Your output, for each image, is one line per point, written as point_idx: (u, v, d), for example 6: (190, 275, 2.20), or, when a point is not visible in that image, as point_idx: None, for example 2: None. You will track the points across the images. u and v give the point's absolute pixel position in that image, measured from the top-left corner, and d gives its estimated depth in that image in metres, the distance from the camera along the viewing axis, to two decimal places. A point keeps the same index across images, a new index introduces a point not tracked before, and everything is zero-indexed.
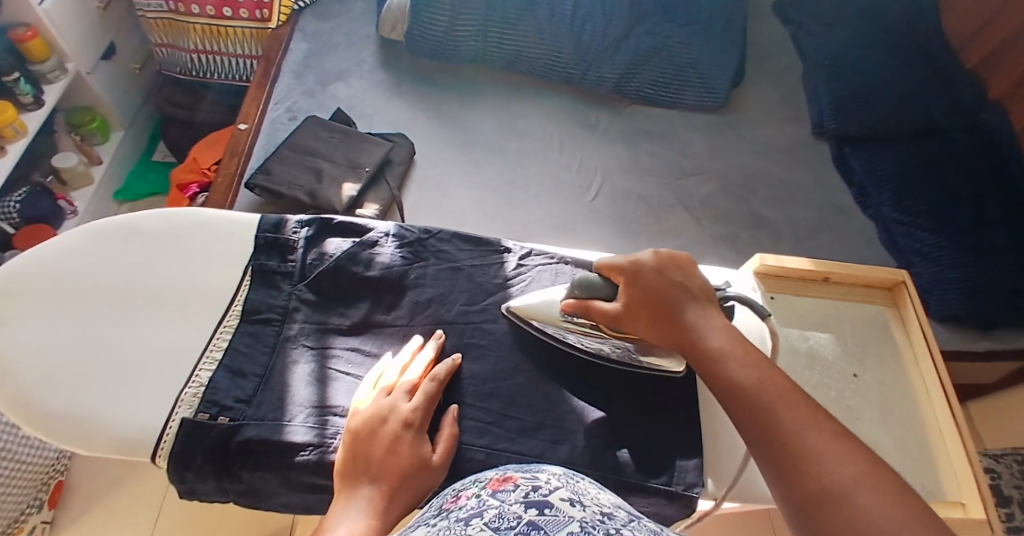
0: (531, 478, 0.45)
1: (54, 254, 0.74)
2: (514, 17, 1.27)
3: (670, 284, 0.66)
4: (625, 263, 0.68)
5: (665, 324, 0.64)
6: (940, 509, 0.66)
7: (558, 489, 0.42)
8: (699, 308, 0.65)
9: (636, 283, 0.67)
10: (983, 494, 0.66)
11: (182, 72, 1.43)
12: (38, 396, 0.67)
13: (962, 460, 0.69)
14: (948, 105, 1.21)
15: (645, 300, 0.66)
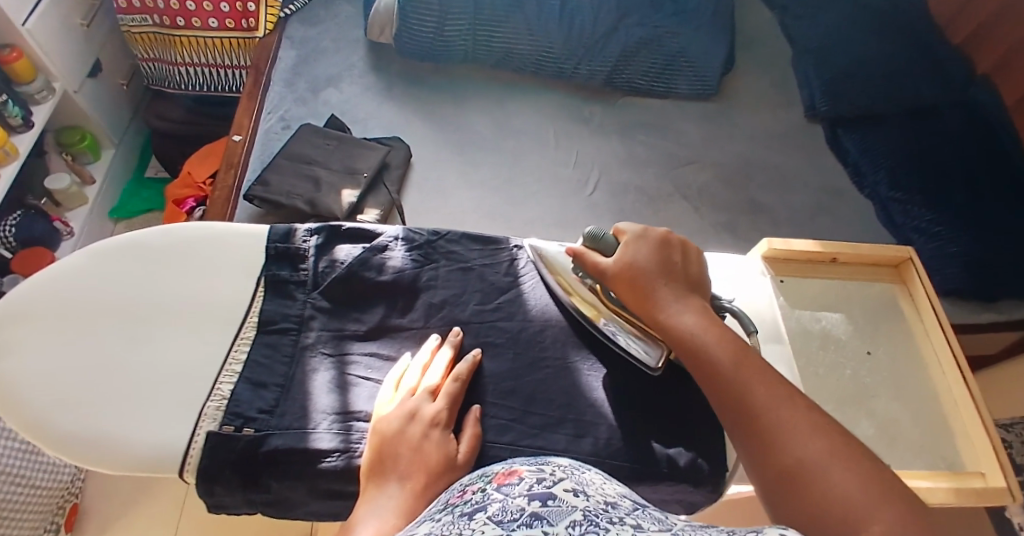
0: (536, 471, 0.45)
1: (61, 275, 0.73)
2: (501, 14, 1.26)
3: (662, 262, 0.68)
4: (633, 233, 0.71)
5: (640, 295, 0.67)
6: (960, 481, 0.68)
7: (562, 479, 0.43)
8: (678, 291, 0.67)
9: (626, 257, 0.69)
10: (1002, 463, 0.68)
11: (169, 85, 1.40)
12: (56, 422, 0.66)
13: (978, 430, 0.70)
14: (938, 81, 1.22)
15: (631, 271, 0.68)
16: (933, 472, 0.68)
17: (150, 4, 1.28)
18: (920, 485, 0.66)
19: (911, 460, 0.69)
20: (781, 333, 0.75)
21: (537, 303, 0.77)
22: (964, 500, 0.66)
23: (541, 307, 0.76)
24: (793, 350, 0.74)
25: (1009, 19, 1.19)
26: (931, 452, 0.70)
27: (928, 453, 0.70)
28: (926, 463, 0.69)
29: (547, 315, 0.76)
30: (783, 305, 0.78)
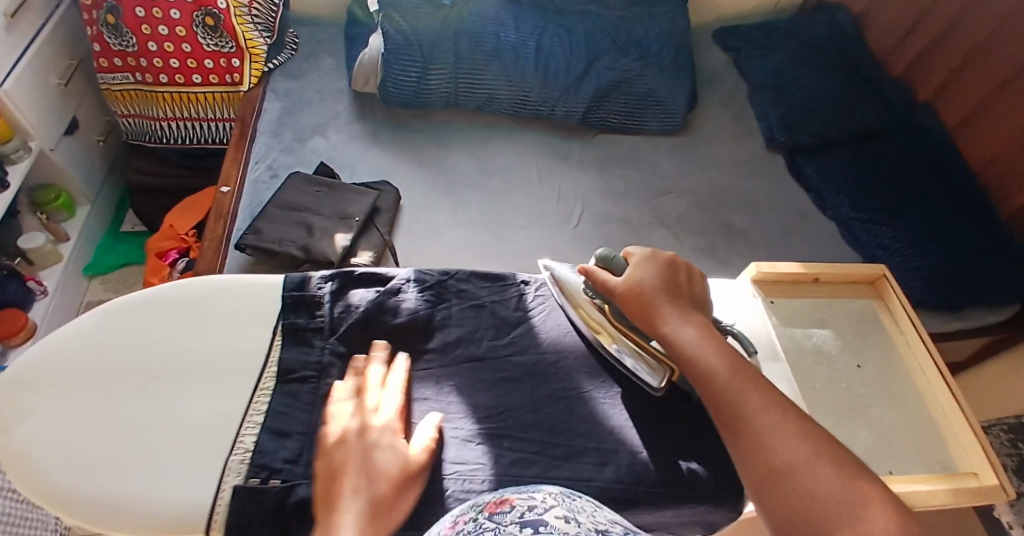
0: (527, 499, 0.55)
1: (77, 337, 0.74)
2: (482, 62, 1.32)
3: (666, 282, 0.73)
4: (640, 255, 0.75)
5: (646, 312, 0.70)
6: (955, 482, 0.73)
7: (551, 507, 0.53)
8: (682, 306, 0.71)
9: (633, 277, 0.73)
10: (993, 463, 0.73)
11: (151, 140, 1.41)
12: (77, 486, 0.65)
13: (966, 432, 0.76)
14: (888, 107, 1.32)
15: (637, 291, 0.72)
16: (930, 474, 0.73)
17: (133, 62, 1.30)
18: (919, 488, 0.71)
19: (910, 464, 0.74)
20: (777, 350, 0.79)
21: (546, 334, 0.79)
22: (960, 499, 0.72)
23: (552, 340, 0.79)
24: (789, 365, 0.79)
25: (942, 50, 1.26)
26: (928, 455, 0.75)
27: (927, 457, 0.75)
28: (925, 466, 0.74)
29: (559, 347, 0.79)
30: (776, 325, 0.83)
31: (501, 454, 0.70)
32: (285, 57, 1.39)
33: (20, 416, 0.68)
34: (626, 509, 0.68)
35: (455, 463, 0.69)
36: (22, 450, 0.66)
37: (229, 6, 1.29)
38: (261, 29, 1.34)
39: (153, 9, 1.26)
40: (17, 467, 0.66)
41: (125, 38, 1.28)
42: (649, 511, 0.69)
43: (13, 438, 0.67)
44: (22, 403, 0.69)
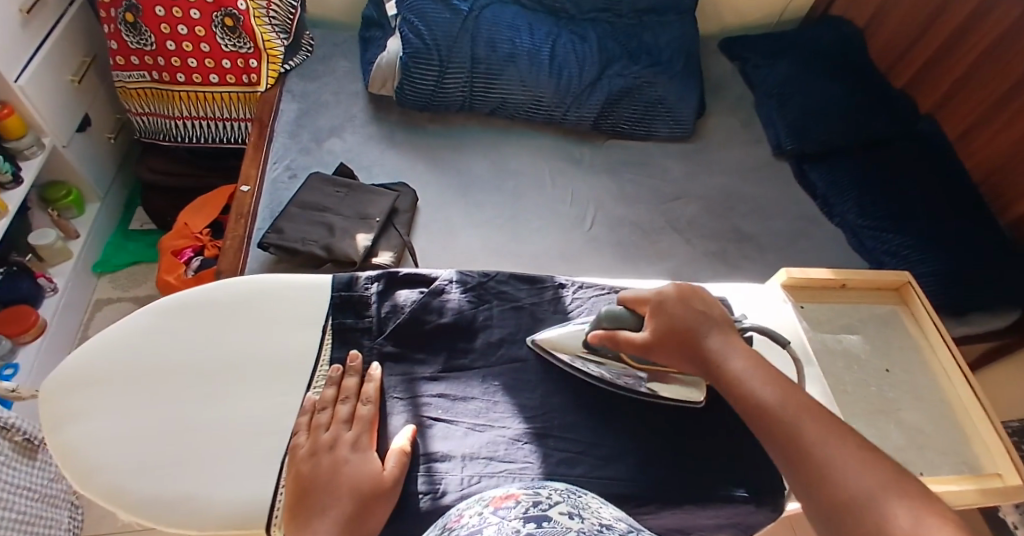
0: (533, 495, 0.60)
1: (130, 337, 0.75)
2: (498, 67, 1.33)
3: (694, 311, 0.72)
4: (658, 297, 0.74)
5: (688, 352, 0.70)
6: (981, 481, 0.80)
7: (558, 504, 0.58)
8: (720, 332, 0.71)
9: (660, 311, 0.73)
10: (1016, 463, 0.80)
11: (164, 139, 1.41)
12: (137, 483, 0.67)
13: (991, 435, 0.83)
14: (888, 118, 1.37)
15: (670, 332, 0.71)
16: (958, 475, 0.80)
17: (149, 62, 1.31)
18: (951, 489, 0.78)
19: (939, 466, 0.81)
20: (808, 352, 0.86)
21: None
22: (988, 499, 0.79)
23: None
24: (822, 368, 0.86)
25: (944, 64, 1.32)
26: (954, 456, 0.82)
27: (953, 458, 0.82)
28: (952, 467, 0.81)
29: None
30: (809, 329, 0.89)
31: (547, 453, 0.74)
32: (301, 59, 1.40)
33: (77, 415, 0.70)
34: (667, 506, 0.72)
35: (505, 461, 0.72)
36: (83, 448, 0.68)
37: (248, 7, 1.28)
38: (279, 31, 1.34)
39: (173, 8, 1.26)
40: (77, 464, 0.68)
41: (143, 36, 1.28)
42: (690, 510, 0.72)
43: (72, 437, 0.69)
44: (79, 402, 0.71)
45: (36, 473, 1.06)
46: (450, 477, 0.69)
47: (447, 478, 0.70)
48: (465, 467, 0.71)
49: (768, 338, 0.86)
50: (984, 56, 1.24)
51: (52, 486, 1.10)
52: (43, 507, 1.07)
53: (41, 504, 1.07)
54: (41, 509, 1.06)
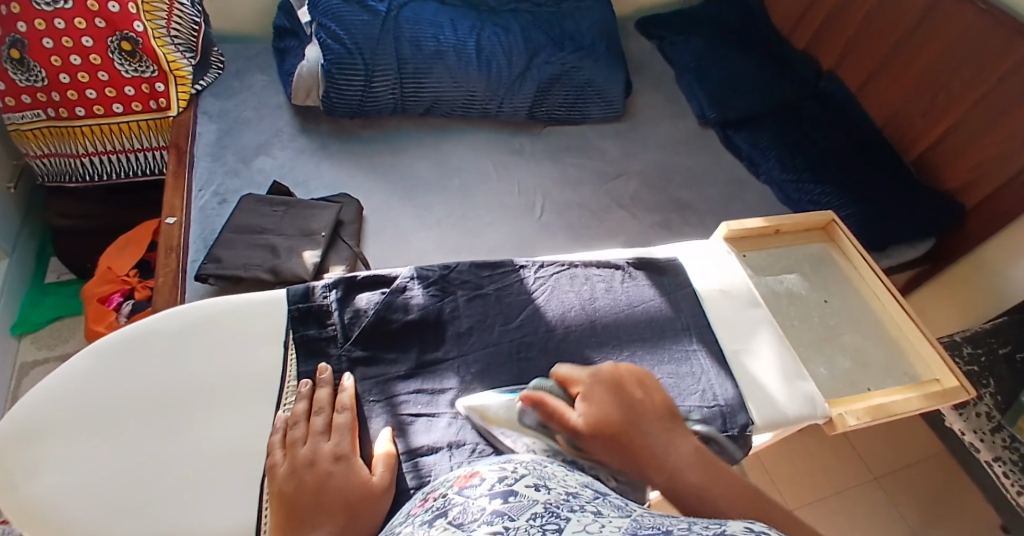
0: (497, 470, 0.50)
1: (77, 380, 0.70)
2: (425, 65, 1.32)
3: (629, 403, 0.66)
4: (586, 380, 0.67)
5: (621, 449, 0.62)
6: (922, 388, 0.85)
7: (523, 477, 0.48)
8: (668, 429, 0.65)
9: (592, 398, 0.65)
10: (952, 368, 0.85)
11: (70, 179, 1.31)
12: (111, 531, 0.62)
13: (926, 344, 0.88)
14: (795, 78, 1.44)
15: (605, 424, 0.63)
16: (900, 386, 0.85)
17: (42, 98, 1.21)
18: (897, 399, 0.83)
19: (885, 380, 0.86)
20: (756, 296, 0.88)
21: (553, 311, 0.82)
22: (932, 402, 0.83)
23: (557, 313, 0.81)
24: (769, 309, 0.89)
25: (838, 23, 1.39)
26: (897, 370, 0.87)
27: (896, 372, 0.87)
28: (895, 380, 0.86)
29: (565, 322, 0.81)
30: (752, 275, 0.93)
31: None
32: (213, 76, 1.34)
33: (25, 473, 0.64)
34: None
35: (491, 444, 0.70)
36: (40, 507, 0.63)
37: (146, 28, 1.22)
38: (183, 50, 1.29)
39: (62, 37, 1.17)
40: (36, 524, 0.62)
41: (32, 72, 1.18)
42: None
43: (24, 497, 0.63)
44: (29, 457, 0.65)
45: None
46: (439, 470, 0.67)
47: (436, 469, 0.67)
48: (453, 456, 0.68)
49: (717, 288, 0.88)
50: (874, 10, 1.31)
51: None
52: None
53: None
54: None
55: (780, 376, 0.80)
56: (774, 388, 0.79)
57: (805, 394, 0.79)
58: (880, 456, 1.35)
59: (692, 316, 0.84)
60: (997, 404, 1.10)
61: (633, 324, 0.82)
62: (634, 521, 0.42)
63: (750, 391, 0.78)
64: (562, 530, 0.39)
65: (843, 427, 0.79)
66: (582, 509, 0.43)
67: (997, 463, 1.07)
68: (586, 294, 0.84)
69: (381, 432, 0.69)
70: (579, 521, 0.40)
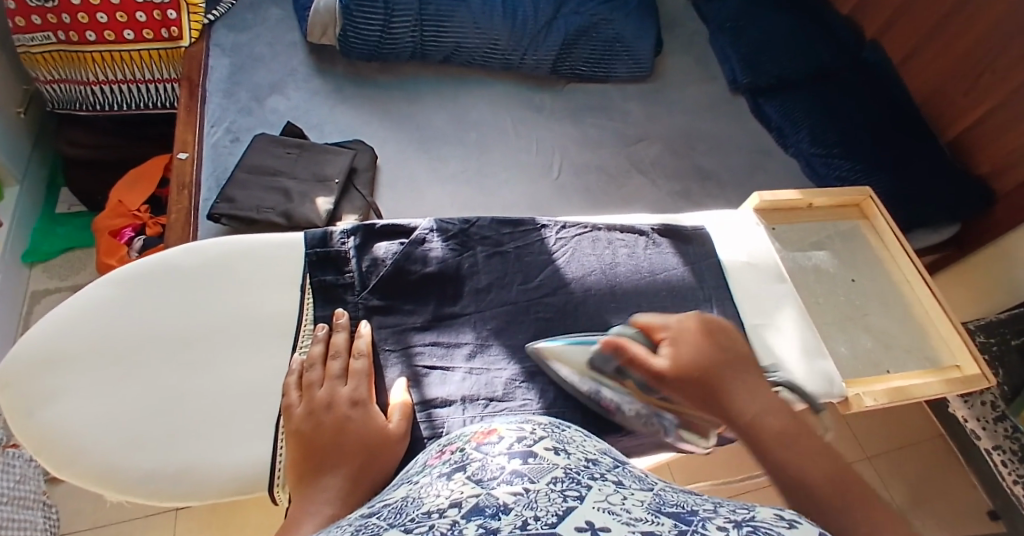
0: (516, 428, 0.50)
1: (91, 311, 0.69)
2: (448, 8, 1.27)
3: (718, 350, 0.64)
4: (672, 330, 0.66)
5: (702, 388, 0.61)
6: (944, 374, 0.85)
7: (541, 439, 0.47)
8: (756, 380, 0.63)
9: (674, 346, 0.64)
10: (975, 355, 0.84)
11: (82, 108, 1.29)
12: (126, 462, 0.63)
13: (952, 331, 0.87)
14: (830, 47, 1.39)
15: (689, 367, 0.62)
16: (922, 371, 0.85)
17: (53, 20, 1.18)
18: (914, 382, 0.82)
19: (906, 364, 0.85)
20: (782, 271, 0.86)
21: (575, 272, 0.80)
22: (953, 388, 0.83)
23: (579, 275, 0.80)
24: (794, 283, 0.88)
25: None
26: (918, 354, 0.87)
27: (916, 355, 0.87)
28: (916, 364, 0.86)
29: (585, 285, 0.80)
30: (780, 249, 0.91)
31: (545, 387, 0.72)
32: (225, 8, 1.29)
33: (40, 400, 0.64)
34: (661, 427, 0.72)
35: (504, 401, 0.70)
36: (56, 435, 0.63)
37: None
38: None
39: None
40: (51, 451, 0.63)
41: None
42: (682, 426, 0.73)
43: (39, 424, 0.64)
44: (44, 385, 0.65)
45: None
46: (454, 424, 0.67)
47: (449, 421, 0.67)
48: (466, 410, 0.69)
49: (742, 260, 0.87)
50: None
51: (19, 487, 1.05)
52: (11, 510, 1.02)
53: (8, 507, 1.01)
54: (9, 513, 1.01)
55: (802, 352, 0.79)
56: (793, 363, 0.78)
57: (823, 372, 0.78)
58: (877, 437, 1.36)
59: (716, 287, 0.83)
60: (1004, 394, 1.08)
61: (655, 291, 0.81)
62: (656, 495, 0.41)
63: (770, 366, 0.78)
64: (584, 497, 0.38)
65: (859, 407, 0.79)
66: (604, 479, 0.42)
67: (997, 452, 1.09)
68: (607, 258, 0.83)
69: (397, 383, 0.68)
70: (601, 490, 0.39)
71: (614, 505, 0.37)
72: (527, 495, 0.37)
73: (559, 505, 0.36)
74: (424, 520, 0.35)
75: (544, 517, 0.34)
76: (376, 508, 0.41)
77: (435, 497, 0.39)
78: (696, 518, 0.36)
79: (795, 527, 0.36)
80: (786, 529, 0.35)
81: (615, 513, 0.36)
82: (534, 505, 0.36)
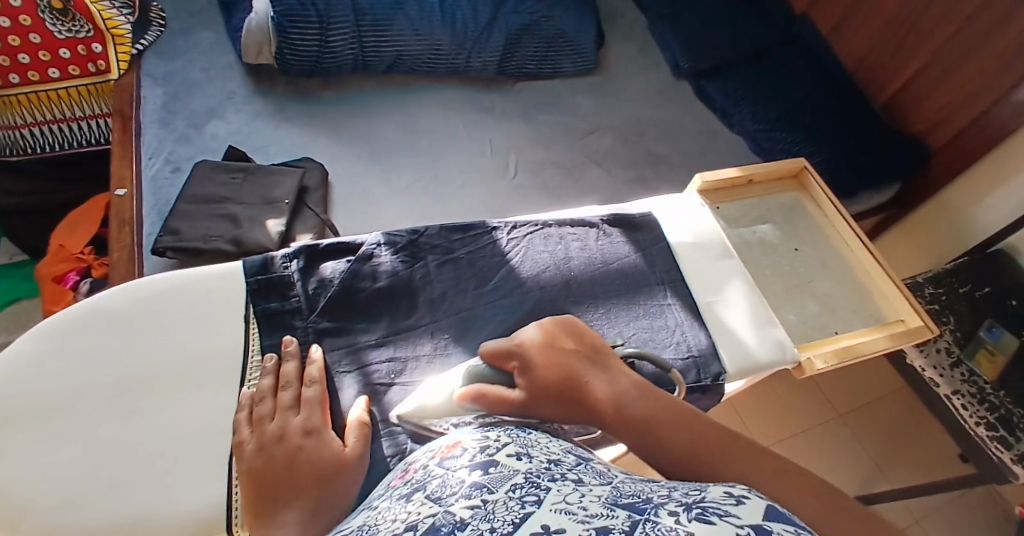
0: (481, 439, 0.46)
1: (24, 366, 0.65)
2: (384, 16, 1.25)
3: (568, 355, 0.61)
4: (515, 347, 0.61)
5: (573, 403, 0.57)
6: (888, 329, 0.85)
7: (505, 446, 0.43)
8: (610, 371, 0.61)
9: (525, 365, 0.59)
10: (916, 307, 0.85)
11: (9, 153, 1.23)
12: (72, 521, 0.59)
13: (891, 288, 0.87)
14: (768, 23, 1.40)
15: (551, 385, 0.58)
16: (868, 328, 0.85)
17: None
18: (862, 340, 0.82)
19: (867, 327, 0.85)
20: (728, 247, 0.86)
21: (531, 271, 0.79)
22: (898, 341, 0.83)
23: (535, 274, 0.79)
24: (740, 259, 0.88)
25: None
26: (877, 315, 0.87)
27: (877, 317, 0.87)
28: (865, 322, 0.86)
29: (541, 283, 0.78)
30: (725, 227, 0.91)
31: None
32: (154, 35, 1.24)
33: None
34: None
35: None
36: None
37: None
38: (119, 6, 1.19)
39: None
40: None
41: None
42: None
43: None
44: None
45: None
46: (418, 438, 0.64)
47: (413, 436, 0.65)
48: None
49: (689, 239, 0.86)
50: None
51: None
52: None
53: None
54: None
55: (752, 322, 0.79)
56: (745, 335, 0.78)
57: (775, 340, 0.78)
58: (848, 399, 1.37)
59: (666, 270, 0.82)
60: (957, 339, 1.08)
61: (611, 282, 0.80)
62: (614, 487, 0.39)
63: (724, 340, 0.77)
64: (543, 501, 0.35)
65: (812, 370, 0.78)
66: (564, 478, 0.39)
67: (955, 397, 1.03)
68: (560, 254, 0.81)
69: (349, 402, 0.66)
70: (560, 492, 0.37)
71: (572, 504, 0.35)
72: (485, 507, 0.35)
73: (516, 512, 0.34)
74: None
75: (500, 528, 0.33)
76: None
77: (391, 522, 0.36)
78: (650, 506, 0.36)
79: (744, 502, 0.36)
80: (733, 505, 0.35)
81: (572, 513, 0.34)
82: (490, 517, 0.34)
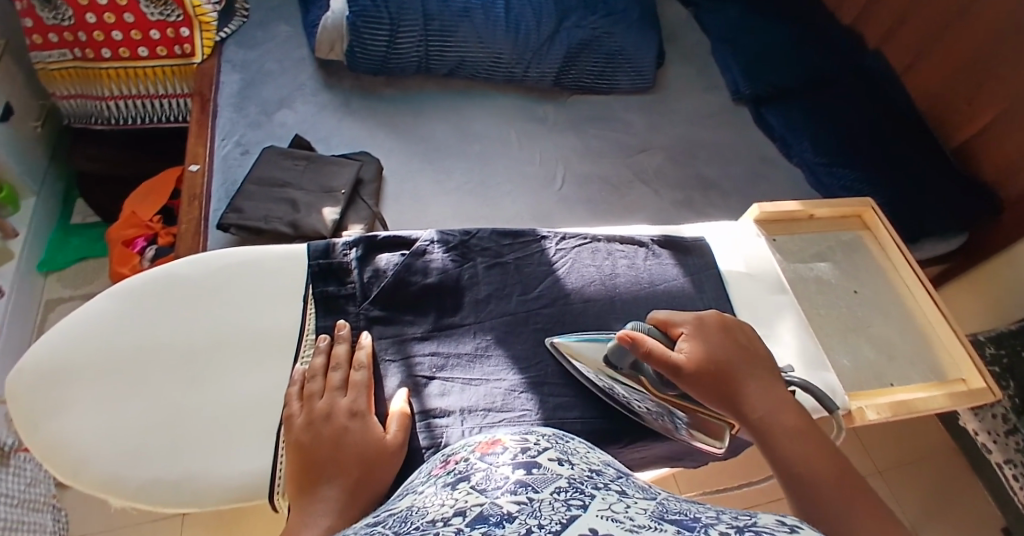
0: (520, 440, 0.49)
1: (100, 324, 0.71)
2: (452, 22, 1.28)
3: (733, 348, 0.67)
4: (691, 325, 0.69)
5: (721, 387, 0.64)
6: (947, 388, 0.85)
7: (546, 450, 0.47)
8: (762, 378, 0.66)
9: (691, 344, 0.67)
10: (980, 368, 0.85)
11: (98, 122, 1.32)
12: (131, 471, 0.64)
13: (955, 344, 0.87)
14: (832, 57, 1.39)
15: (708, 365, 0.65)
16: (925, 384, 0.85)
17: (68, 38, 1.20)
18: (919, 396, 0.83)
19: (903, 372, 0.86)
20: (782, 282, 0.87)
21: (577, 285, 0.81)
22: (956, 402, 0.83)
23: (580, 288, 0.81)
24: (795, 295, 0.89)
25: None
26: (913, 360, 0.87)
27: (917, 365, 0.87)
28: (910, 371, 0.86)
29: (585, 296, 0.81)
30: (782, 261, 0.92)
31: (544, 399, 0.73)
32: (236, 26, 1.32)
33: (51, 412, 0.66)
34: (658, 436, 0.73)
35: (502, 411, 0.71)
36: (65, 446, 0.65)
37: None
38: None
39: None
40: (59, 458, 0.65)
41: (59, 11, 1.17)
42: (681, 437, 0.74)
43: (52, 434, 0.66)
44: (57, 396, 0.67)
45: (7, 479, 1.04)
46: (452, 434, 0.67)
47: (447, 432, 0.68)
48: (465, 420, 0.69)
49: (739, 269, 0.87)
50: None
51: (29, 490, 1.07)
52: (23, 512, 1.05)
53: (20, 509, 1.05)
54: (19, 515, 1.04)
55: (799, 360, 0.80)
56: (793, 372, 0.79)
57: (824, 382, 0.79)
58: (887, 450, 1.36)
59: (716, 297, 0.84)
60: (1014, 406, 1.06)
61: (654, 302, 0.82)
62: (659, 505, 0.40)
63: None
64: (587, 506, 0.37)
65: (862, 420, 0.79)
66: (607, 488, 0.41)
67: (1008, 466, 1.05)
68: (606, 269, 0.84)
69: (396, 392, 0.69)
70: (604, 501, 0.38)
71: (618, 513, 0.37)
72: (530, 504, 0.37)
73: (562, 513, 0.36)
74: (429, 528, 0.35)
75: (547, 525, 0.34)
76: (382, 518, 0.41)
77: (438, 506, 0.39)
78: (698, 525, 0.37)
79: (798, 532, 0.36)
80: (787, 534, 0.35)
81: (619, 521, 0.35)
82: (537, 514, 0.36)
